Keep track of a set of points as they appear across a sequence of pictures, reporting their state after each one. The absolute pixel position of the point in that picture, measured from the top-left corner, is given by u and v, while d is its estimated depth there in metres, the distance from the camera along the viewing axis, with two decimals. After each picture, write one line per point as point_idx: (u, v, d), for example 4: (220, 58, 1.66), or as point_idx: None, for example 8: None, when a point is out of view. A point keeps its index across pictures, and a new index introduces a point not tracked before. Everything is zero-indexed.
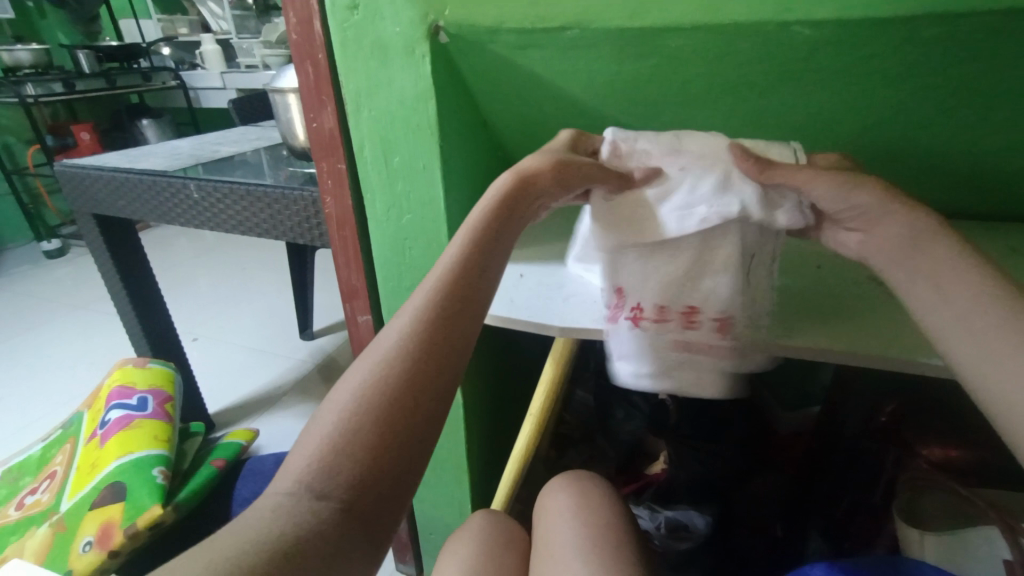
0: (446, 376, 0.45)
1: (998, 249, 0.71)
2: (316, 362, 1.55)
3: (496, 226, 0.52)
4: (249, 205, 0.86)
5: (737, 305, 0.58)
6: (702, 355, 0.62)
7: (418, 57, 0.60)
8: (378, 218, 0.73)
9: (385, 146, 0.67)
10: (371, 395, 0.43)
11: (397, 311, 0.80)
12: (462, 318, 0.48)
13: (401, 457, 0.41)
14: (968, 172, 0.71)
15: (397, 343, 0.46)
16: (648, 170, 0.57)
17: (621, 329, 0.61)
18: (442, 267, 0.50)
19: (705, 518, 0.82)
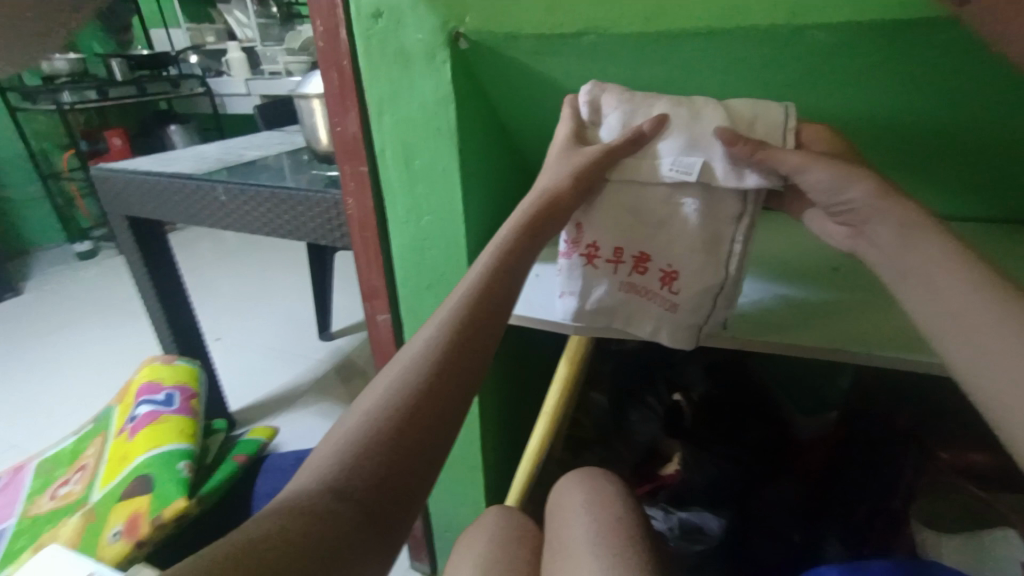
0: (464, 387, 0.47)
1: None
2: (335, 362, 1.57)
3: (520, 245, 0.55)
4: (273, 208, 0.89)
5: (690, 263, 0.57)
6: (641, 303, 0.61)
7: (439, 63, 0.62)
8: (399, 220, 0.75)
9: (406, 150, 0.69)
10: (396, 398, 0.45)
11: (415, 310, 0.81)
12: (482, 334, 0.50)
13: (420, 459, 0.43)
14: (1001, 175, 0.70)
15: (426, 350, 0.48)
16: (654, 119, 0.55)
17: (577, 267, 0.61)
18: (469, 281, 0.53)
19: (719, 521, 0.81)
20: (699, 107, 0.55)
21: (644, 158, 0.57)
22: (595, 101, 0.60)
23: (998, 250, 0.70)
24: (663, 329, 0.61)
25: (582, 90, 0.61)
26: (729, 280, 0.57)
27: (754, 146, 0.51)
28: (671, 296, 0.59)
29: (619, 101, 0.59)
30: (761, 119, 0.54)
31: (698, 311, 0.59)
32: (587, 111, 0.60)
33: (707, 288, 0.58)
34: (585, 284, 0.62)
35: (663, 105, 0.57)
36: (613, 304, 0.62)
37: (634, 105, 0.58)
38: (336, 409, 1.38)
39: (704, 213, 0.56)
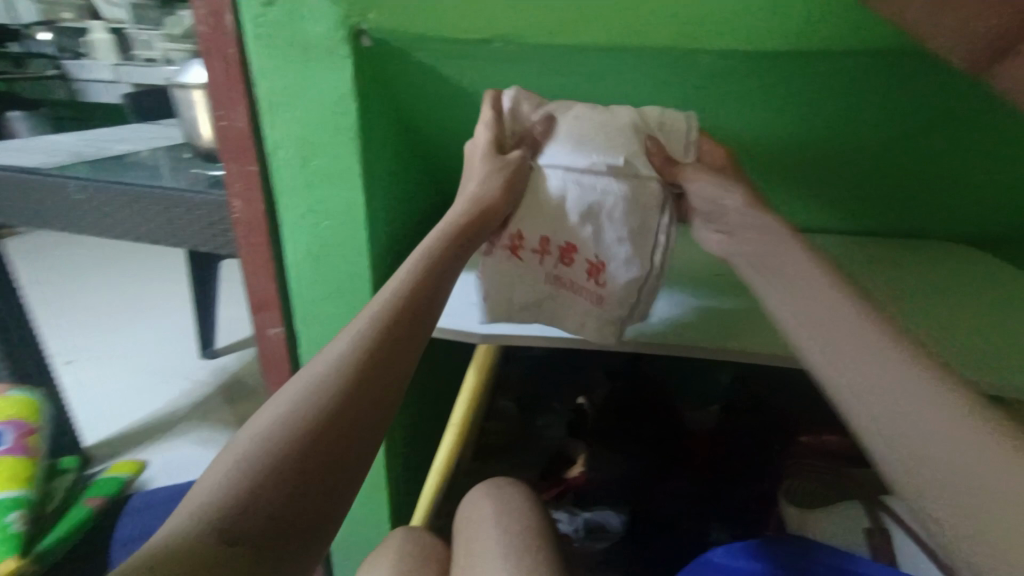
0: (382, 402, 0.43)
1: (875, 259, 0.79)
2: (220, 382, 1.41)
3: (445, 252, 0.55)
4: (142, 209, 0.78)
5: (618, 253, 0.59)
6: (571, 297, 0.61)
7: (340, 59, 0.59)
8: (294, 225, 0.70)
9: (303, 148, 0.65)
10: (300, 414, 0.40)
11: (314, 321, 0.76)
12: (408, 339, 0.48)
13: (333, 480, 0.38)
14: (885, 199, 0.78)
15: (340, 357, 0.44)
16: (544, 118, 0.62)
17: (497, 260, 0.61)
18: (392, 288, 0.50)
19: (619, 516, 0.86)
20: (617, 113, 0.60)
21: (552, 168, 0.60)
22: (514, 108, 0.62)
23: (847, 253, 0.81)
24: (589, 324, 0.61)
25: (504, 92, 0.63)
26: (654, 272, 0.59)
27: (663, 159, 0.60)
28: (602, 287, 0.59)
29: (544, 112, 0.63)
30: (667, 133, 0.61)
31: (623, 305, 0.60)
32: (510, 115, 0.62)
33: (635, 278, 0.59)
34: (505, 276, 0.61)
35: (582, 108, 0.62)
36: (535, 298, 0.61)
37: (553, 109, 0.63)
38: (220, 434, 1.24)
39: (628, 201, 0.58)
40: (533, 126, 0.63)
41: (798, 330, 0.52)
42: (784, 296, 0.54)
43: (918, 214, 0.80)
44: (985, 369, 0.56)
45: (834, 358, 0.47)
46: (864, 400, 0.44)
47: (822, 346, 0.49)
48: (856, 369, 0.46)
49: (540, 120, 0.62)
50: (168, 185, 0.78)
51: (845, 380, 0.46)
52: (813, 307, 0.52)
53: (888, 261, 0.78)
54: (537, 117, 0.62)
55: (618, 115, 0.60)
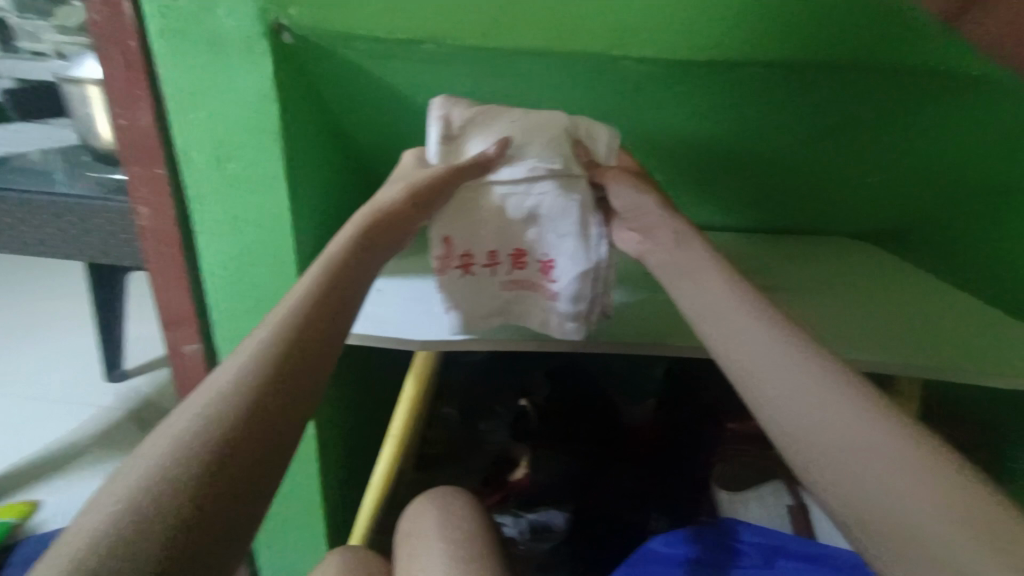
0: (290, 423, 0.37)
1: (782, 255, 0.85)
2: (129, 406, 1.29)
3: (355, 253, 0.49)
4: None
5: (563, 250, 0.61)
6: (529, 297, 0.64)
7: (258, 56, 0.56)
8: (210, 233, 0.65)
9: (219, 151, 0.61)
10: (197, 441, 0.33)
11: (235, 335, 0.71)
12: (325, 339, 0.42)
13: (241, 500, 0.33)
14: (799, 196, 0.83)
15: (240, 373, 0.38)
16: (499, 145, 0.57)
17: (451, 282, 0.61)
18: (298, 293, 0.44)
19: (562, 514, 0.89)
20: (548, 117, 0.59)
21: (498, 182, 0.58)
22: (448, 114, 0.58)
23: (761, 250, 0.87)
24: (551, 320, 0.64)
25: (431, 105, 0.58)
26: (601, 264, 0.60)
27: (590, 161, 0.61)
28: (553, 285, 0.62)
29: (474, 111, 0.58)
30: (593, 138, 0.61)
31: (581, 300, 0.61)
32: (445, 127, 0.57)
33: (581, 271, 0.60)
34: (456, 294, 0.62)
35: (507, 120, 0.59)
36: (491, 305, 0.64)
37: (486, 114, 0.58)
38: None
39: (563, 197, 0.59)
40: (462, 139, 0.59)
41: (706, 319, 0.52)
42: (698, 285, 0.55)
43: (824, 208, 0.86)
44: (880, 347, 0.62)
45: (738, 337, 0.50)
46: (768, 381, 0.46)
47: (729, 331, 0.50)
48: (752, 349, 0.48)
49: (477, 128, 0.58)
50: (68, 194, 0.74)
51: (742, 356, 0.49)
52: (719, 293, 0.54)
53: (794, 256, 0.85)
54: (476, 131, 0.58)
55: (544, 125, 0.58)
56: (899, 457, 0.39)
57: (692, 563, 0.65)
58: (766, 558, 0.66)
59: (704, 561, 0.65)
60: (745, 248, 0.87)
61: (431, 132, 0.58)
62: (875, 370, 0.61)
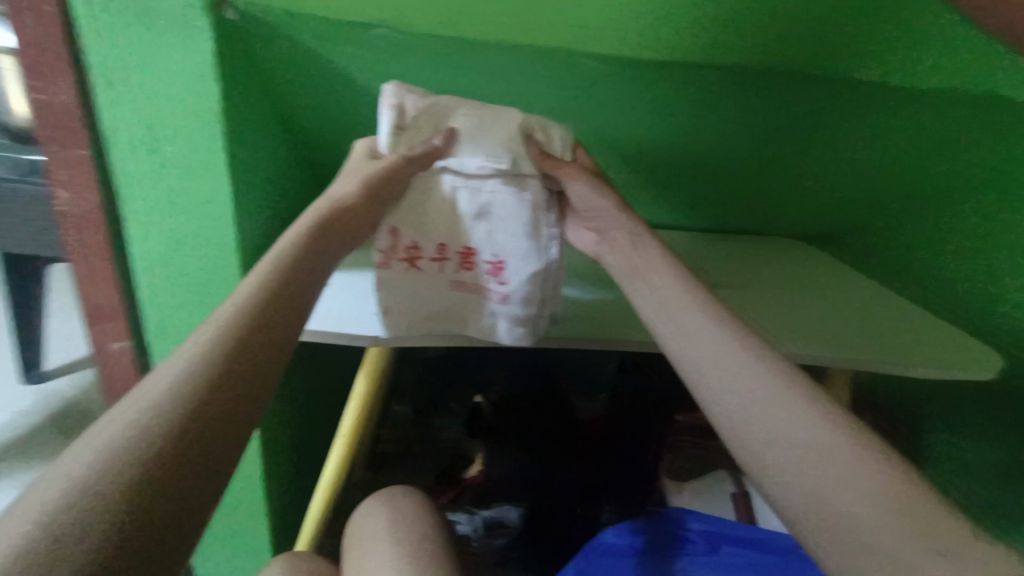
0: (241, 425, 0.35)
1: (727, 254, 0.89)
2: (47, 410, 1.18)
3: (310, 248, 0.48)
4: None
5: (514, 251, 0.60)
6: (475, 300, 0.62)
7: (198, 32, 0.52)
8: (142, 222, 0.60)
9: (153, 134, 0.56)
10: (138, 443, 0.31)
11: (168, 332, 0.67)
12: (280, 331, 0.41)
13: (197, 494, 0.31)
14: (746, 196, 0.86)
15: (186, 371, 0.35)
16: (445, 134, 0.57)
17: (394, 275, 0.59)
18: (252, 283, 0.42)
19: (517, 510, 0.88)
20: (501, 115, 0.59)
21: (458, 163, 0.57)
22: (400, 103, 0.56)
23: (709, 251, 0.90)
24: (497, 323, 0.63)
25: (383, 91, 0.56)
26: (551, 265, 0.60)
27: (543, 157, 0.59)
28: (500, 288, 0.61)
29: (425, 99, 0.57)
30: (550, 141, 0.61)
31: (530, 302, 0.61)
32: (398, 116, 0.56)
33: (531, 274, 0.60)
34: (395, 288, 0.59)
35: (462, 110, 0.59)
36: (432, 304, 0.62)
37: (440, 107, 0.58)
38: None
39: (518, 198, 0.59)
40: (422, 128, 0.57)
41: (659, 314, 0.54)
42: (647, 282, 0.57)
43: (770, 207, 0.90)
44: (817, 340, 0.66)
45: (681, 334, 0.52)
46: (714, 376, 0.48)
47: (680, 326, 0.52)
48: (687, 339, 0.51)
49: (430, 121, 0.58)
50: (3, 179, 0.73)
51: (677, 351, 0.51)
52: (665, 289, 0.56)
53: (736, 255, 0.88)
54: (432, 126, 0.58)
55: (501, 121, 0.59)
56: (833, 444, 0.42)
57: (639, 553, 0.67)
58: (711, 544, 0.68)
59: (650, 550, 0.68)
60: (693, 249, 0.90)
61: (382, 120, 0.56)
62: (813, 362, 0.65)
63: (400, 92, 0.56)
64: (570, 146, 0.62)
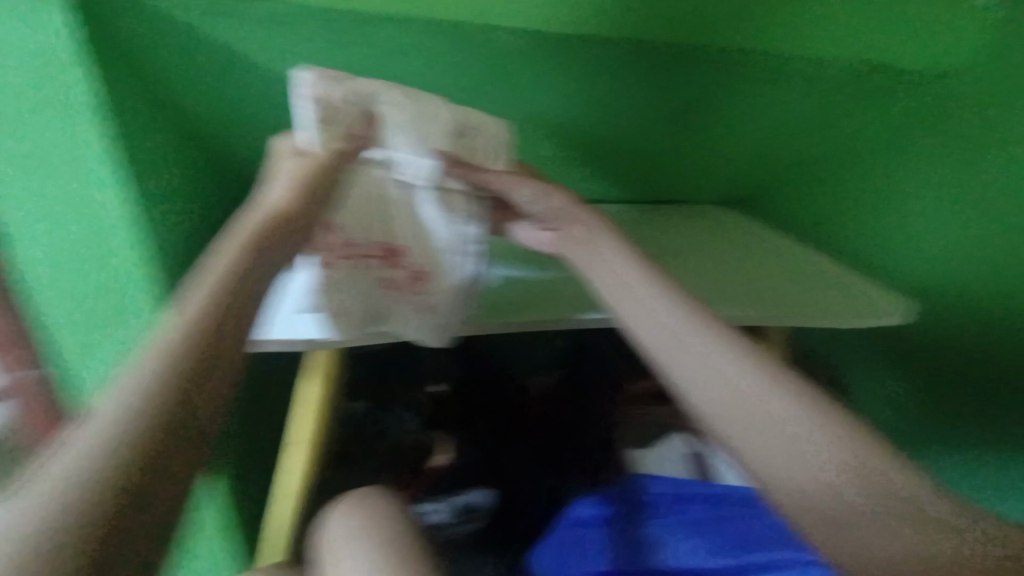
0: (185, 476, 0.31)
1: (654, 226, 0.90)
2: None
3: (248, 248, 0.41)
4: None
5: (438, 259, 0.59)
6: (395, 304, 0.58)
7: (60, 13, 0.48)
8: (35, 226, 0.56)
9: (29, 129, 0.52)
10: (62, 505, 0.27)
11: (79, 353, 0.61)
12: (228, 351, 0.36)
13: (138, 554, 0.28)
14: (665, 167, 0.91)
15: (120, 409, 0.30)
16: (367, 119, 0.54)
17: (338, 274, 0.54)
18: (193, 297, 0.37)
19: (485, 493, 0.91)
20: (433, 110, 0.58)
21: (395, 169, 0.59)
22: (320, 92, 0.50)
23: (640, 224, 0.90)
24: (417, 327, 0.59)
25: (297, 78, 0.51)
26: (470, 281, 0.60)
27: (468, 171, 0.59)
28: (422, 296, 0.58)
29: (350, 86, 0.53)
30: (477, 150, 0.61)
31: (449, 309, 0.59)
32: (323, 104, 0.50)
33: (454, 285, 0.59)
34: (337, 288, 0.54)
35: (393, 95, 0.55)
36: (372, 305, 0.56)
37: (366, 95, 0.54)
38: None
39: (441, 203, 0.60)
40: (350, 116, 0.53)
41: (612, 294, 0.55)
42: (601, 264, 0.57)
43: (694, 172, 0.94)
44: (740, 303, 0.69)
45: (650, 305, 0.52)
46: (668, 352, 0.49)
47: (633, 304, 0.53)
48: (650, 312, 0.52)
49: (357, 111, 0.53)
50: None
51: (645, 322, 0.52)
52: (624, 267, 0.56)
53: (669, 228, 0.90)
54: (363, 115, 0.54)
55: (430, 118, 0.57)
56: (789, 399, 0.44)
57: (610, 523, 0.69)
58: (676, 503, 0.71)
59: (621, 518, 0.70)
60: (625, 223, 0.90)
61: (303, 109, 0.51)
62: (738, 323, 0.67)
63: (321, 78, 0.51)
64: (506, 157, 0.63)
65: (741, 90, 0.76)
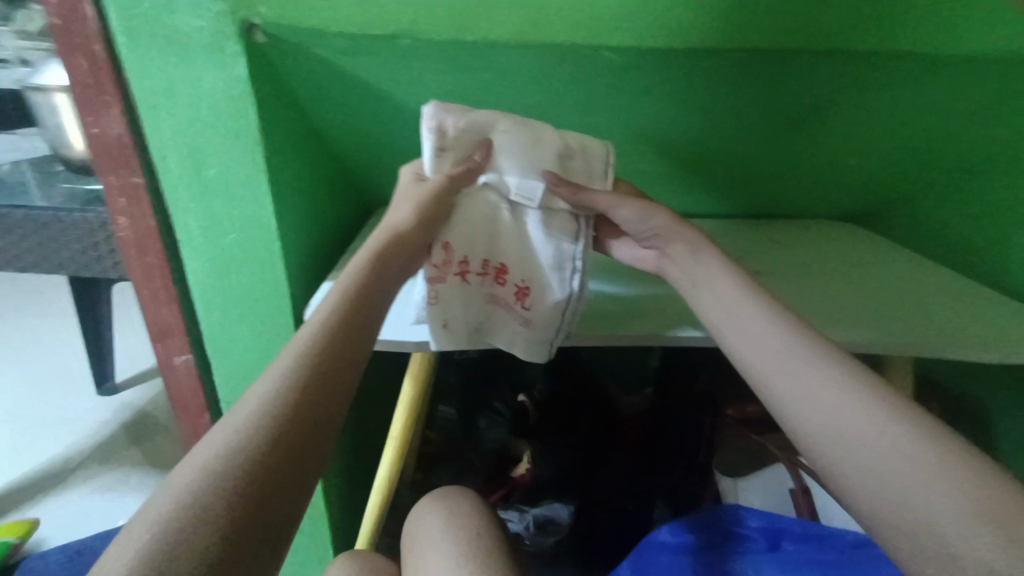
0: (307, 461, 0.39)
1: (761, 240, 0.83)
2: (123, 420, 1.27)
3: (368, 281, 0.50)
4: (19, 234, 0.74)
5: (542, 276, 0.60)
6: (499, 316, 0.62)
7: (230, 57, 0.54)
8: (192, 240, 0.63)
9: (195, 157, 0.59)
10: (219, 473, 0.35)
11: (222, 347, 0.70)
12: (346, 366, 0.44)
13: (272, 520, 0.35)
14: (784, 179, 0.81)
15: (264, 403, 0.39)
16: (483, 148, 0.58)
17: (448, 288, 0.58)
18: (321, 319, 0.46)
19: (567, 508, 0.89)
20: (540, 134, 0.58)
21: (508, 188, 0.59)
22: (440, 125, 0.54)
23: (743, 237, 0.84)
24: (518, 342, 0.63)
25: (423, 112, 0.55)
26: (572, 298, 0.60)
27: (573, 191, 0.58)
28: (524, 311, 0.61)
29: (470, 117, 0.56)
30: (584, 174, 0.61)
31: (549, 324, 0.61)
32: (442, 136, 0.55)
33: (557, 303, 0.60)
34: (447, 302, 0.58)
35: (505, 124, 0.57)
36: (475, 318, 0.61)
37: (480, 124, 0.56)
38: (129, 478, 1.13)
39: (547, 223, 0.60)
40: (463, 145, 0.56)
41: (716, 320, 0.53)
42: (708, 287, 0.55)
43: (823, 189, 0.84)
44: (875, 328, 0.62)
45: (756, 333, 0.49)
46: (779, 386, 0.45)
47: (743, 328, 0.50)
48: (758, 335, 0.49)
49: (471, 139, 0.57)
50: (62, 207, 0.74)
51: (752, 345, 0.49)
52: (725, 291, 0.53)
53: (779, 242, 0.82)
54: (475, 143, 0.57)
55: (539, 141, 0.58)
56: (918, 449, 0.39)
57: (692, 553, 0.65)
58: (771, 542, 0.65)
59: (705, 549, 0.65)
60: (729, 237, 0.84)
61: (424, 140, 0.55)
62: (872, 351, 0.61)
63: (442, 111, 0.54)
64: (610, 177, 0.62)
65: (903, 94, 0.63)
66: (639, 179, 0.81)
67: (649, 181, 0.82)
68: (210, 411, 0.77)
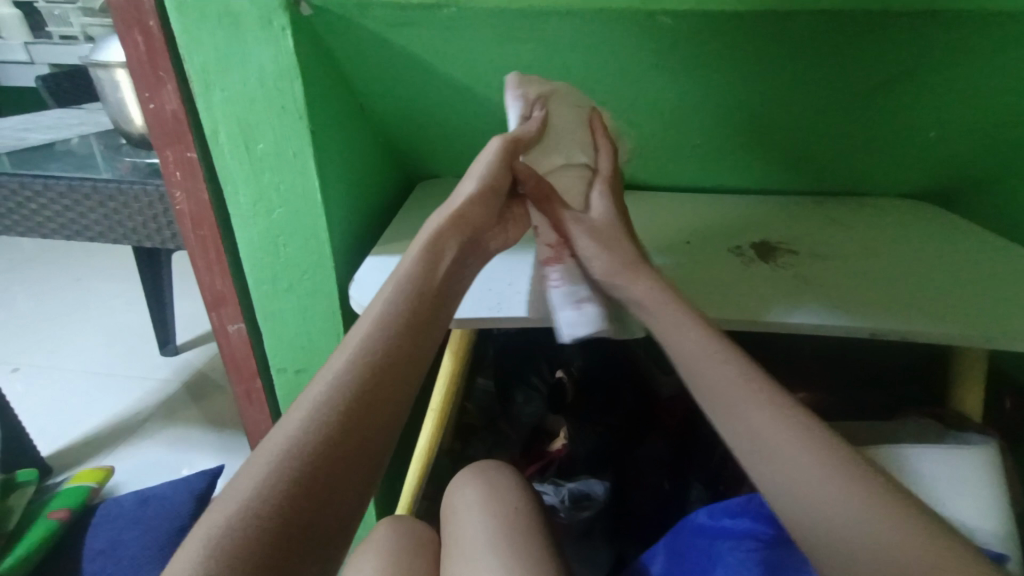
0: (377, 436, 0.43)
1: (824, 220, 0.78)
2: (182, 380, 1.36)
3: (425, 267, 0.52)
4: (86, 205, 0.79)
5: None
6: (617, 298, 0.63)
7: (278, 31, 0.54)
8: (243, 214, 0.65)
9: (245, 132, 0.60)
10: (300, 445, 0.40)
11: (274, 318, 0.73)
12: (416, 346, 0.48)
13: (345, 487, 0.40)
14: (842, 156, 0.76)
15: (336, 383, 0.43)
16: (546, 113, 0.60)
17: (569, 266, 0.60)
18: (388, 297, 0.50)
19: (602, 484, 0.88)
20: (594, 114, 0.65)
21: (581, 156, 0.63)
22: (524, 93, 0.59)
23: (804, 217, 0.79)
24: None
25: (506, 82, 0.59)
26: None
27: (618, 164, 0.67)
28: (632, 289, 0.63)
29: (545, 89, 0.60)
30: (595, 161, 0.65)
31: None
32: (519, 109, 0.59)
33: None
34: (572, 278, 0.60)
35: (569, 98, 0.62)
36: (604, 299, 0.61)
37: (552, 93, 0.60)
38: (188, 434, 1.21)
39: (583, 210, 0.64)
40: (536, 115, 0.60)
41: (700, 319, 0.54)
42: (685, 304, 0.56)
43: (877, 171, 0.79)
44: (932, 317, 0.57)
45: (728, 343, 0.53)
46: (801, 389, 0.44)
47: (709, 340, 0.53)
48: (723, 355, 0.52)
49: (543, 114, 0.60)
50: (125, 179, 0.78)
51: None
52: None
53: (841, 221, 0.77)
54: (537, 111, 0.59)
55: (586, 129, 0.63)
56: None
57: (759, 542, 0.60)
58: None
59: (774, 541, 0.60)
60: (787, 217, 0.79)
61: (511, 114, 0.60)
62: (925, 339, 0.57)
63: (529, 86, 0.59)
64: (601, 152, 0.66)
65: (986, 62, 0.57)
66: (688, 154, 0.78)
67: (699, 159, 0.78)
68: (262, 377, 0.81)
